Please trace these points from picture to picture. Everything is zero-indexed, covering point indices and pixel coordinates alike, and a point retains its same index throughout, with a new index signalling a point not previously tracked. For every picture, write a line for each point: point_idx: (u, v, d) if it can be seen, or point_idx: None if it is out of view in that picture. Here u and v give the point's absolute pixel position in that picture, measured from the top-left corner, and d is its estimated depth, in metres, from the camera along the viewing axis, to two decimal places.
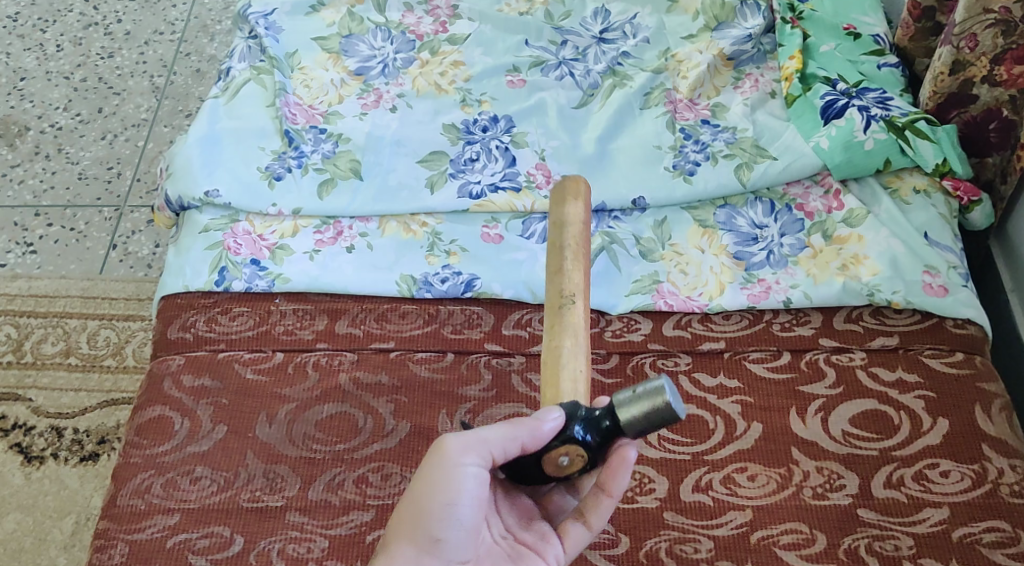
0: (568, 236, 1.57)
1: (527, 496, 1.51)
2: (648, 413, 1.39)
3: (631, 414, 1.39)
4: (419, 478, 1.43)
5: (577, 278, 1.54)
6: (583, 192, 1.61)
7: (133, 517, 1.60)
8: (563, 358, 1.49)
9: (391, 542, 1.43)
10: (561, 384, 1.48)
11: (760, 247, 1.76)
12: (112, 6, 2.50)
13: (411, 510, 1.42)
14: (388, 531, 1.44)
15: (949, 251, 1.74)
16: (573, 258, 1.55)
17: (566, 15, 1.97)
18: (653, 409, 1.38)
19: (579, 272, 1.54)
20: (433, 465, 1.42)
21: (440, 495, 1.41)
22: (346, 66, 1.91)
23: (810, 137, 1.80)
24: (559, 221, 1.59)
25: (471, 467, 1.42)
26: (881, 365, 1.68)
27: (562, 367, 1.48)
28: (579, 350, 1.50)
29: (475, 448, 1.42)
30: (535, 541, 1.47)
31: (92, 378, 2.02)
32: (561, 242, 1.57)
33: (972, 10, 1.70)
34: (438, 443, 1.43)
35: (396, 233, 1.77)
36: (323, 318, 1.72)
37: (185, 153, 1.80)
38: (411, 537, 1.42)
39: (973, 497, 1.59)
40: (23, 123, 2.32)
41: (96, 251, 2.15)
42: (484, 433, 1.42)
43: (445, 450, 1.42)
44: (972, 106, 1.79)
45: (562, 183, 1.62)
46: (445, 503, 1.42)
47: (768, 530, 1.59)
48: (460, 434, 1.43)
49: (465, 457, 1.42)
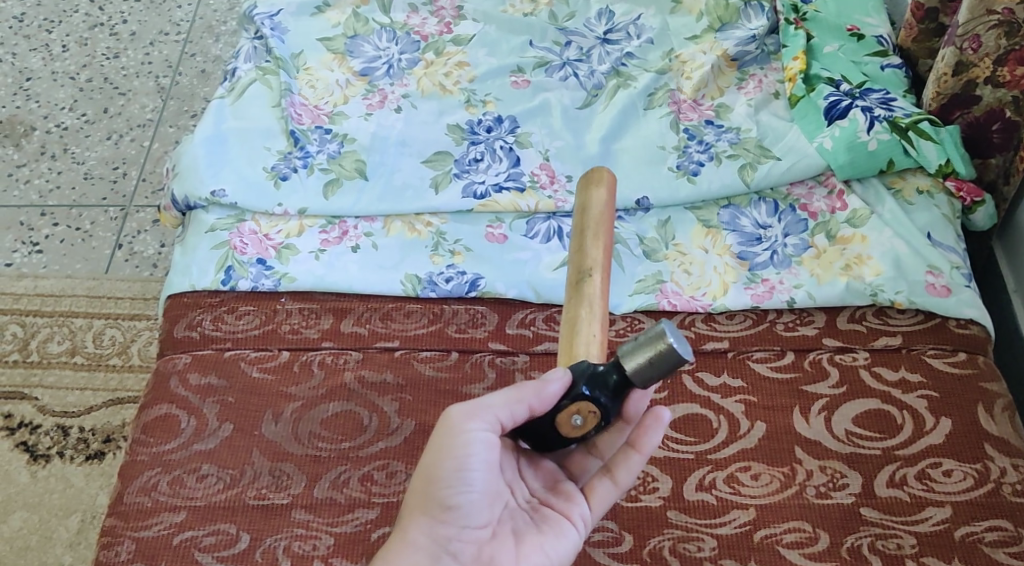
0: (589, 219, 1.59)
1: (551, 460, 1.52)
2: (652, 360, 1.38)
3: (635, 364, 1.39)
4: (429, 448, 1.45)
5: (597, 252, 1.56)
6: (608, 183, 1.61)
7: (139, 514, 1.61)
8: (580, 330, 1.52)
9: (407, 514, 1.45)
10: (576, 356, 1.50)
11: (764, 247, 1.77)
12: (117, 7, 2.51)
13: (422, 480, 1.44)
14: (404, 504, 1.46)
15: (953, 251, 1.74)
16: (596, 240, 1.57)
17: (571, 16, 1.98)
18: (656, 355, 1.37)
19: (597, 250, 1.56)
20: (441, 434, 1.44)
21: (449, 463, 1.43)
22: (351, 66, 1.92)
23: (814, 137, 1.81)
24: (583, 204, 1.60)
25: (480, 434, 1.44)
26: (884, 365, 1.68)
27: (577, 336, 1.51)
28: (597, 322, 1.52)
29: (482, 414, 1.44)
30: (559, 502, 1.49)
31: (97, 377, 2.03)
32: (581, 226, 1.59)
33: (976, 11, 1.71)
34: (446, 413, 1.45)
35: (401, 233, 1.78)
36: (328, 317, 1.73)
37: (191, 153, 1.81)
38: (425, 506, 1.44)
39: (976, 496, 1.60)
40: (29, 123, 2.33)
41: (102, 251, 2.16)
42: (488, 399, 1.44)
43: (451, 419, 1.44)
44: (976, 107, 1.79)
45: (591, 170, 1.63)
46: (456, 471, 1.44)
47: (771, 529, 1.59)
48: (466, 403, 1.45)
49: (474, 425, 1.44)
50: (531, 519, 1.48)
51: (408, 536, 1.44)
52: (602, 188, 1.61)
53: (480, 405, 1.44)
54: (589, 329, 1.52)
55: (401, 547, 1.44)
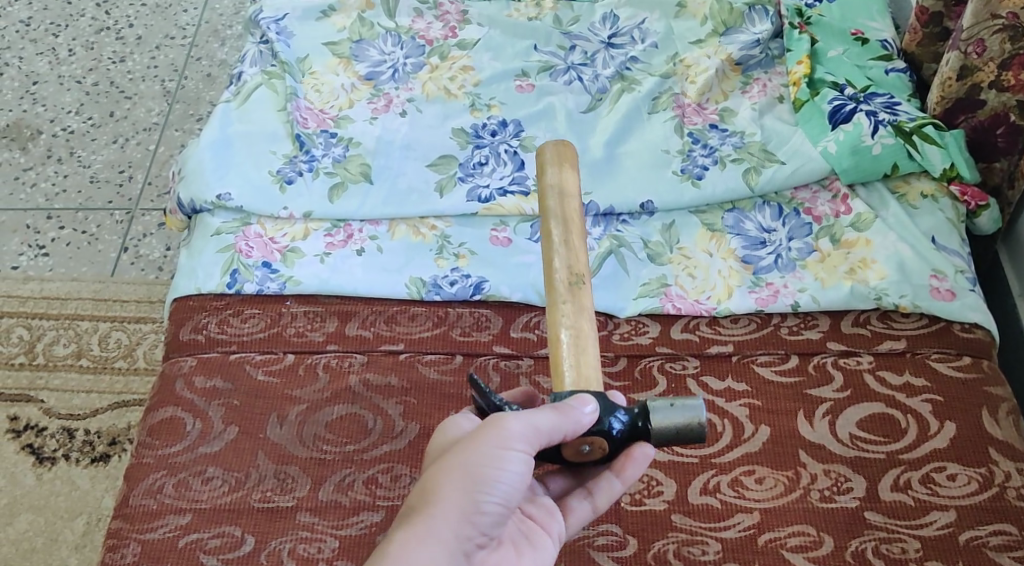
0: (558, 202, 1.57)
1: None
2: (679, 429, 1.43)
3: (664, 426, 1.43)
4: (467, 450, 1.39)
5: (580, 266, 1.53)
6: (569, 155, 1.60)
7: (144, 517, 1.61)
8: (575, 343, 1.49)
9: (423, 508, 1.38)
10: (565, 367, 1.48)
11: (768, 251, 1.77)
12: (124, 11, 2.52)
13: (452, 480, 1.38)
14: (421, 495, 1.39)
15: (957, 255, 1.74)
16: (570, 245, 1.54)
17: (575, 20, 1.98)
18: (686, 427, 1.43)
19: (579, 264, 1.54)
20: (485, 439, 1.39)
21: (486, 471, 1.38)
22: (357, 70, 1.92)
23: (818, 141, 1.81)
24: (547, 190, 1.58)
25: (521, 448, 1.39)
26: (888, 369, 1.69)
27: (567, 347, 1.49)
28: (586, 336, 1.50)
29: (530, 428, 1.38)
30: (540, 514, 1.47)
31: (103, 379, 2.03)
32: (554, 211, 1.56)
33: (980, 15, 1.72)
34: (493, 420, 1.39)
35: (405, 236, 1.79)
36: (333, 320, 1.73)
37: (197, 157, 1.82)
38: (447, 507, 1.38)
39: (980, 500, 1.60)
40: (35, 127, 2.34)
41: (108, 254, 2.17)
42: (541, 417, 1.39)
43: (500, 427, 1.39)
44: (980, 111, 1.79)
45: (542, 152, 1.60)
46: (488, 480, 1.38)
47: (776, 532, 1.59)
48: (515, 413, 1.39)
49: (519, 437, 1.38)
50: (518, 530, 1.46)
51: (421, 531, 1.37)
52: (564, 164, 1.59)
53: (530, 417, 1.39)
54: (585, 342, 1.49)
55: (412, 541, 1.37)
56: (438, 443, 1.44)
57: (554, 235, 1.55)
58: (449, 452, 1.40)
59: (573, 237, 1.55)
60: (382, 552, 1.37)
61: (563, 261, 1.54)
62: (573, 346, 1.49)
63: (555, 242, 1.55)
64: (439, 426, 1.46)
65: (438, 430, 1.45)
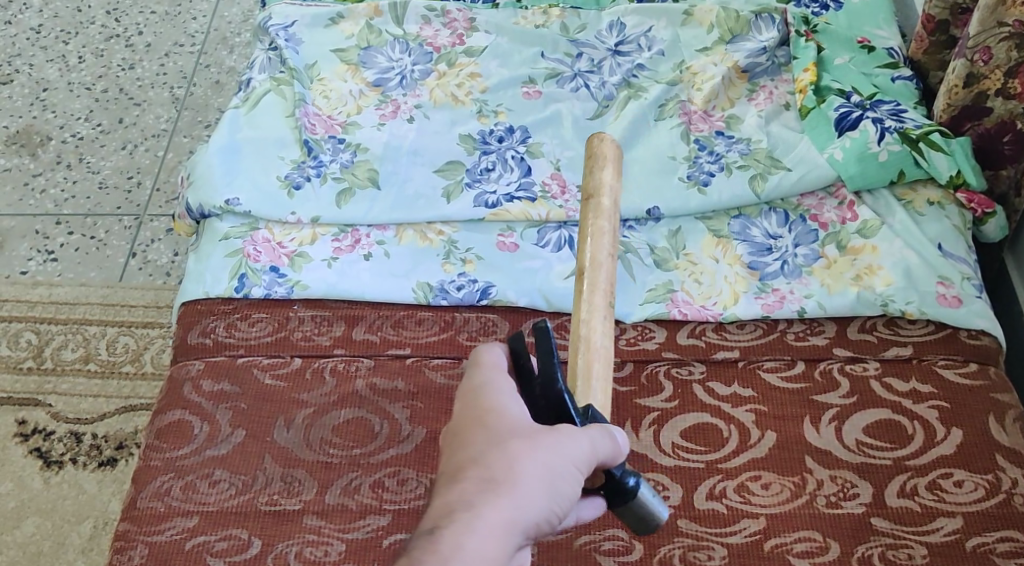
0: (613, 200, 1.57)
1: None
2: (643, 519, 1.40)
3: (637, 509, 1.40)
4: (547, 450, 1.35)
5: (598, 296, 1.52)
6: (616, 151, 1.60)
7: (151, 519, 1.62)
8: (595, 365, 1.49)
9: (502, 495, 1.32)
10: (594, 382, 1.48)
11: (774, 257, 1.77)
12: (133, 19, 2.53)
13: (532, 476, 1.33)
14: (499, 479, 1.33)
15: (964, 262, 1.75)
16: (598, 263, 1.54)
17: (582, 28, 1.97)
18: (648, 520, 1.40)
19: (598, 295, 1.52)
20: (563, 445, 1.35)
21: (561, 477, 1.35)
22: (364, 77, 1.93)
23: (825, 148, 1.82)
24: (603, 186, 1.58)
25: (590, 464, 1.36)
26: (895, 375, 1.69)
27: (593, 362, 1.49)
28: (601, 363, 1.49)
29: (599, 447, 1.37)
30: None
31: (111, 384, 2.04)
32: (608, 209, 1.57)
33: (987, 23, 1.73)
34: (566, 429, 1.36)
35: (412, 241, 1.79)
36: (340, 324, 1.74)
37: (206, 162, 1.83)
38: (525, 504, 1.33)
39: (987, 507, 1.60)
40: (45, 133, 2.35)
41: (116, 259, 2.17)
42: (607, 439, 1.38)
43: (575, 440, 1.36)
44: (986, 119, 1.79)
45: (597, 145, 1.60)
46: (561, 487, 1.35)
47: (782, 538, 1.59)
48: (581, 430, 1.37)
49: (591, 453, 1.36)
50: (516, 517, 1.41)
51: (499, 519, 1.31)
52: (609, 162, 1.59)
53: (595, 437, 1.37)
54: (604, 368, 1.49)
55: (489, 528, 1.31)
56: (494, 419, 1.37)
57: (589, 243, 1.55)
58: (528, 444, 1.35)
59: (599, 259, 1.54)
60: (456, 532, 1.30)
61: (586, 290, 1.53)
62: (597, 366, 1.49)
63: (593, 251, 1.55)
64: (495, 404, 1.38)
65: (495, 404, 1.38)
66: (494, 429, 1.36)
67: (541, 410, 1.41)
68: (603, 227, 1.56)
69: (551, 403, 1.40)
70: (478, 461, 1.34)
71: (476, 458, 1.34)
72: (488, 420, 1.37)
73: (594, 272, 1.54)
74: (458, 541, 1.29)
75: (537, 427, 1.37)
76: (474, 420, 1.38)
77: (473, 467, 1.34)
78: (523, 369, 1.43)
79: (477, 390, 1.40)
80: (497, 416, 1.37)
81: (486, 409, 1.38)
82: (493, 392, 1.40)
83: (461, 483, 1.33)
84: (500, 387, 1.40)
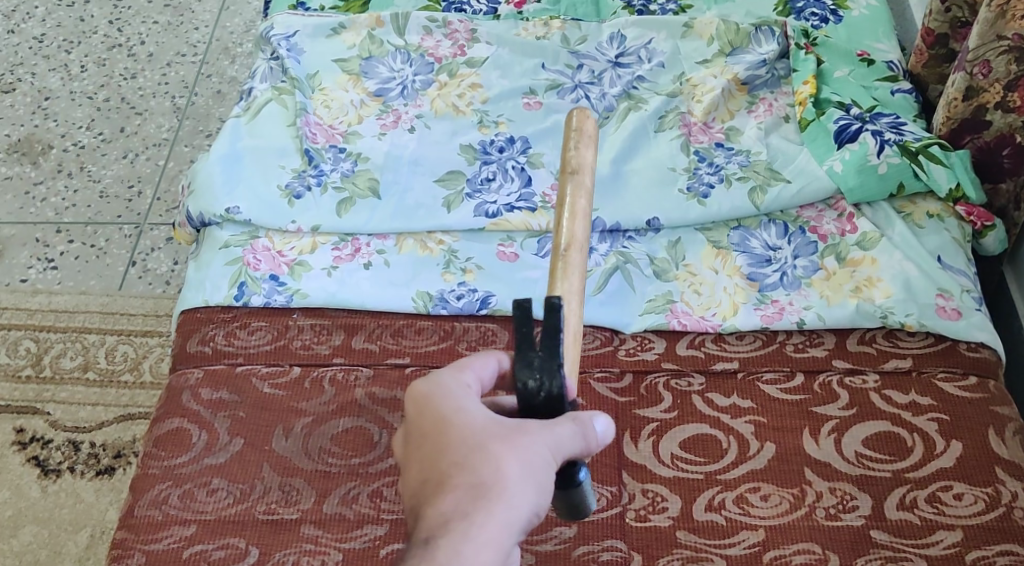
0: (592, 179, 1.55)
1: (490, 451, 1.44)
2: (576, 507, 1.43)
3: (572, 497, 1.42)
4: (528, 449, 1.34)
5: (572, 280, 1.47)
6: (596, 130, 1.58)
7: (149, 527, 1.62)
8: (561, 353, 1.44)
9: (493, 498, 1.32)
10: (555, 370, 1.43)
11: (773, 268, 1.78)
12: (135, 29, 2.54)
13: (518, 476, 1.33)
14: (487, 484, 1.32)
15: (963, 275, 1.75)
16: (574, 240, 1.50)
17: (583, 40, 1.98)
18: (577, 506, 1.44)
19: (573, 278, 1.47)
20: (543, 441, 1.35)
21: (544, 472, 1.35)
22: (366, 87, 1.93)
23: (824, 161, 1.82)
24: (585, 165, 1.55)
25: (569, 454, 1.37)
26: (894, 388, 1.68)
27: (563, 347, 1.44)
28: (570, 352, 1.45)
29: (578, 437, 1.37)
30: None
31: (109, 393, 2.04)
32: (588, 187, 1.54)
33: (985, 36, 1.73)
34: (543, 426, 1.36)
35: (413, 251, 1.79)
36: (339, 333, 1.74)
37: (207, 170, 1.83)
38: (517, 506, 1.33)
39: (986, 520, 1.60)
40: (46, 142, 2.35)
41: (116, 268, 2.17)
42: (578, 428, 1.37)
43: (553, 434, 1.36)
44: (986, 132, 1.79)
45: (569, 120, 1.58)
46: (546, 481, 1.35)
47: (781, 550, 1.59)
48: (559, 422, 1.37)
49: (569, 443, 1.37)
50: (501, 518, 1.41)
51: (494, 524, 1.31)
52: (590, 141, 1.57)
53: (567, 435, 1.37)
54: (572, 349, 1.45)
55: (486, 533, 1.31)
56: (467, 420, 1.36)
57: (565, 214, 1.52)
58: (509, 444, 1.34)
59: (576, 240, 1.49)
60: (454, 541, 1.30)
61: (557, 274, 1.47)
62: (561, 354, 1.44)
63: (568, 223, 1.51)
64: (465, 406, 1.37)
65: (465, 407, 1.37)
66: (471, 431, 1.35)
67: (536, 392, 1.37)
68: (580, 206, 1.52)
69: (552, 391, 1.37)
70: (464, 467, 1.33)
71: (461, 463, 1.33)
72: (462, 424, 1.36)
73: (566, 254, 1.49)
74: (456, 549, 1.30)
75: (514, 425, 1.36)
76: (447, 421, 1.36)
77: (460, 473, 1.33)
78: (524, 339, 1.37)
79: (445, 390, 1.38)
80: (471, 418, 1.36)
81: (457, 411, 1.36)
82: (460, 392, 1.38)
83: (450, 493, 1.32)
84: (462, 390, 1.38)
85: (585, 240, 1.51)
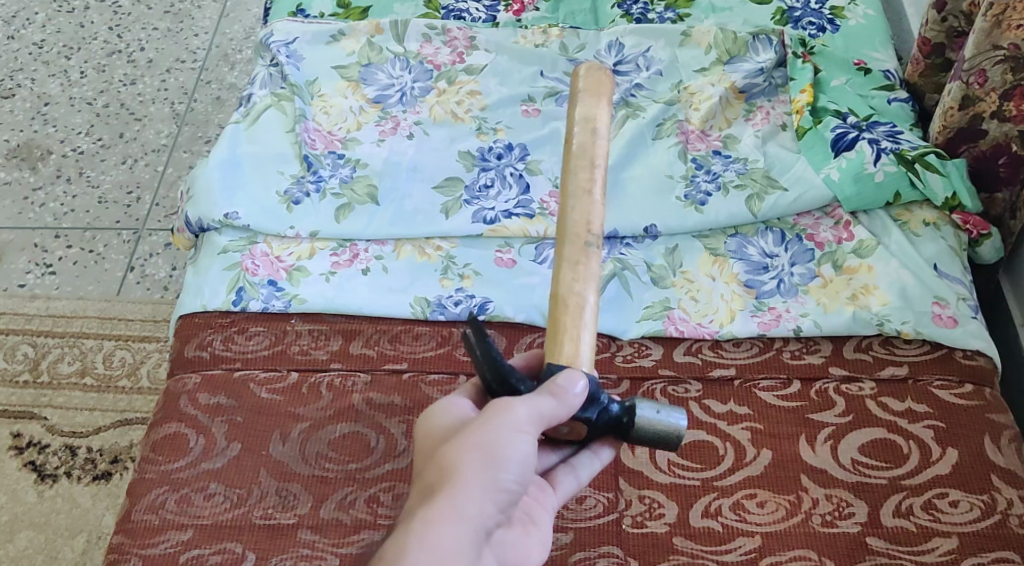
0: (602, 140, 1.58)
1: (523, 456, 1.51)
2: (657, 436, 1.47)
3: (645, 434, 1.47)
4: (477, 436, 1.39)
5: (575, 245, 1.52)
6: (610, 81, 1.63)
7: (146, 532, 1.62)
8: (568, 321, 1.48)
9: (445, 489, 1.38)
10: (559, 343, 1.48)
11: (771, 275, 1.78)
12: (135, 35, 2.54)
13: (470, 463, 1.38)
14: (438, 479, 1.38)
15: (959, 282, 1.75)
16: (579, 212, 1.53)
17: (581, 48, 1.99)
18: (662, 437, 1.47)
19: (571, 245, 1.52)
20: (496, 419, 1.39)
21: (503, 451, 1.39)
22: (365, 94, 1.94)
23: (821, 168, 1.82)
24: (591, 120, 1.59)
25: (531, 425, 1.39)
26: (891, 395, 1.69)
27: (568, 317, 1.49)
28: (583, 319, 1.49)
29: (540, 405, 1.40)
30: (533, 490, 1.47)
31: (106, 398, 2.04)
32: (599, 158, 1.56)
33: (982, 46, 1.73)
34: (498, 403, 1.39)
35: (411, 257, 1.80)
36: (338, 339, 1.74)
37: (206, 176, 1.83)
38: (467, 492, 1.37)
39: (982, 527, 1.60)
40: (46, 147, 2.36)
41: (114, 273, 2.18)
42: (534, 398, 1.40)
43: (506, 410, 1.39)
44: (982, 141, 1.80)
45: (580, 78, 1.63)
46: (503, 461, 1.39)
47: (778, 557, 1.60)
48: (521, 397, 1.40)
49: (528, 415, 1.39)
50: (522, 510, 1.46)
51: (443, 513, 1.37)
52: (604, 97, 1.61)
53: (533, 402, 1.40)
54: (581, 319, 1.49)
55: (435, 523, 1.36)
56: (437, 429, 1.43)
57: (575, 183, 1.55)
58: (460, 437, 1.39)
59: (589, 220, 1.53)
60: (403, 537, 1.36)
61: (568, 240, 1.52)
62: (572, 322, 1.48)
63: (575, 198, 1.54)
64: (438, 413, 1.44)
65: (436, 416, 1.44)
66: (434, 437, 1.42)
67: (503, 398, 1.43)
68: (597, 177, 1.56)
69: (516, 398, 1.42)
70: (424, 470, 1.40)
71: (423, 468, 1.41)
72: (430, 434, 1.43)
73: (580, 232, 1.53)
74: (402, 544, 1.36)
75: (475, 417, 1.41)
76: (421, 436, 1.44)
77: (420, 477, 1.40)
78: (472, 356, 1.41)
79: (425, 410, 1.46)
80: (438, 426, 1.43)
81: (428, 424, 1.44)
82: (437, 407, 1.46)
83: (410, 497, 1.40)
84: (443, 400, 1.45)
85: (596, 208, 1.54)
